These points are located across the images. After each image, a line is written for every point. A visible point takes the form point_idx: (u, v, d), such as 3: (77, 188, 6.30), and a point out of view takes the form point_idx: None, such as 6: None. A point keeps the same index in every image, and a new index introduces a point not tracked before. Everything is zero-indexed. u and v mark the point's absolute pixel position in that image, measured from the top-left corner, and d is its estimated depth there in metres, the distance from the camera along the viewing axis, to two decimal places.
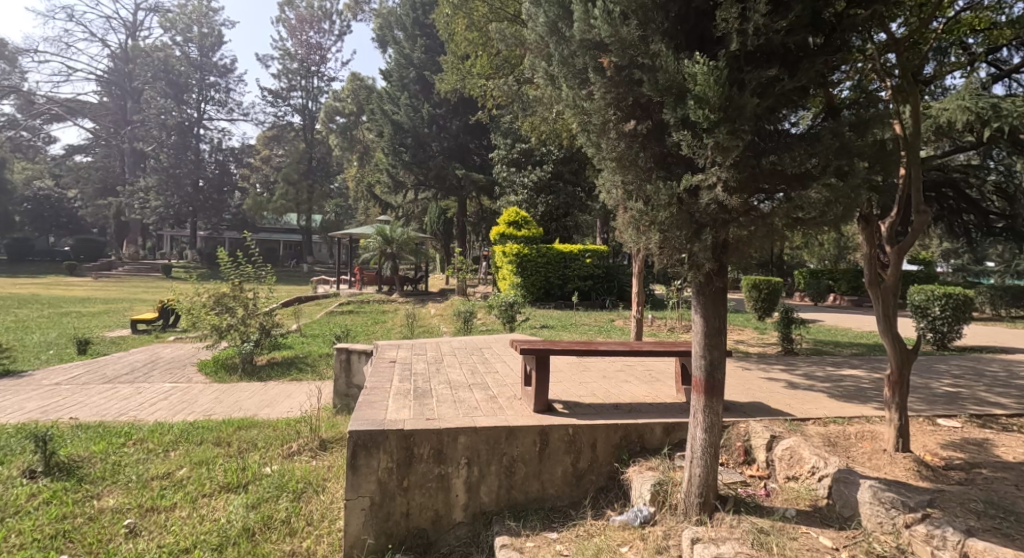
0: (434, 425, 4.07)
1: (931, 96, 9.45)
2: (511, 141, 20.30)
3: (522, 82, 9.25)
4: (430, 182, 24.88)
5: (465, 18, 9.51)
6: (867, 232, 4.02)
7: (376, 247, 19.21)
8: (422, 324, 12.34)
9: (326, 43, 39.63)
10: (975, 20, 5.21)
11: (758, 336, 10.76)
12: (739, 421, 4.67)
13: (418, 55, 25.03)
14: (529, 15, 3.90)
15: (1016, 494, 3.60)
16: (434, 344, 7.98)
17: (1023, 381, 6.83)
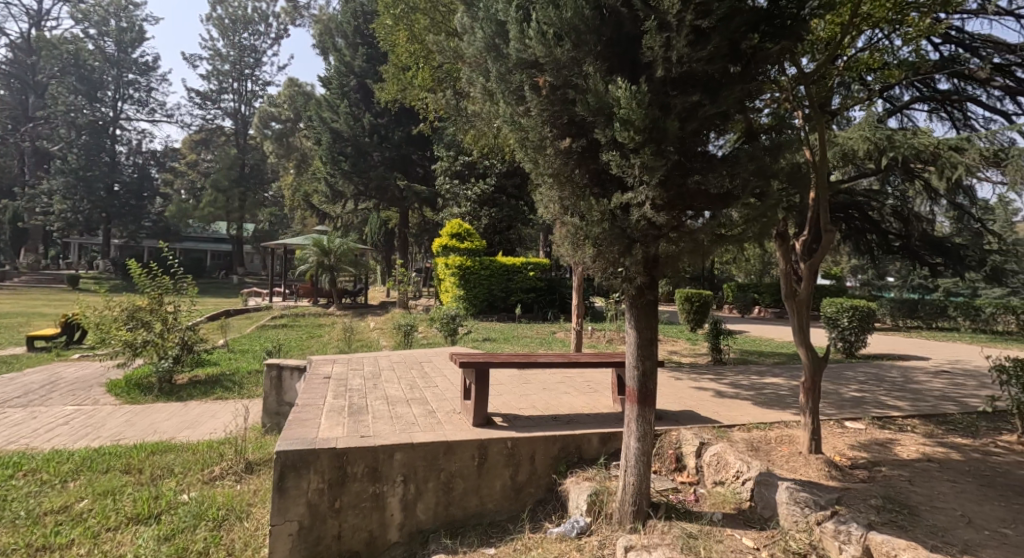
0: (369, 443, 3.94)
1: (842, 125, 10.00)
2: (453, 153, 20.33)
3: (464, 95, 9.17)
4: (371, 193, 24.30)
5: (406, 31, 9.42)
6: (784, 249, 4.41)
7: (313, 259, 18.45)
8: (360, 339, 11.90)
9: (260, 45, 37.83)
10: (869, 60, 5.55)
11: (690, 346, 11.27)
12: (671, 429, 4.87)
13: (359, 63, 24.27)
14: (470, 32, 3.96)
15: (910, 489, 3.97)
16: (372, 358, 7.73)
17: (917, 385, 7.56)
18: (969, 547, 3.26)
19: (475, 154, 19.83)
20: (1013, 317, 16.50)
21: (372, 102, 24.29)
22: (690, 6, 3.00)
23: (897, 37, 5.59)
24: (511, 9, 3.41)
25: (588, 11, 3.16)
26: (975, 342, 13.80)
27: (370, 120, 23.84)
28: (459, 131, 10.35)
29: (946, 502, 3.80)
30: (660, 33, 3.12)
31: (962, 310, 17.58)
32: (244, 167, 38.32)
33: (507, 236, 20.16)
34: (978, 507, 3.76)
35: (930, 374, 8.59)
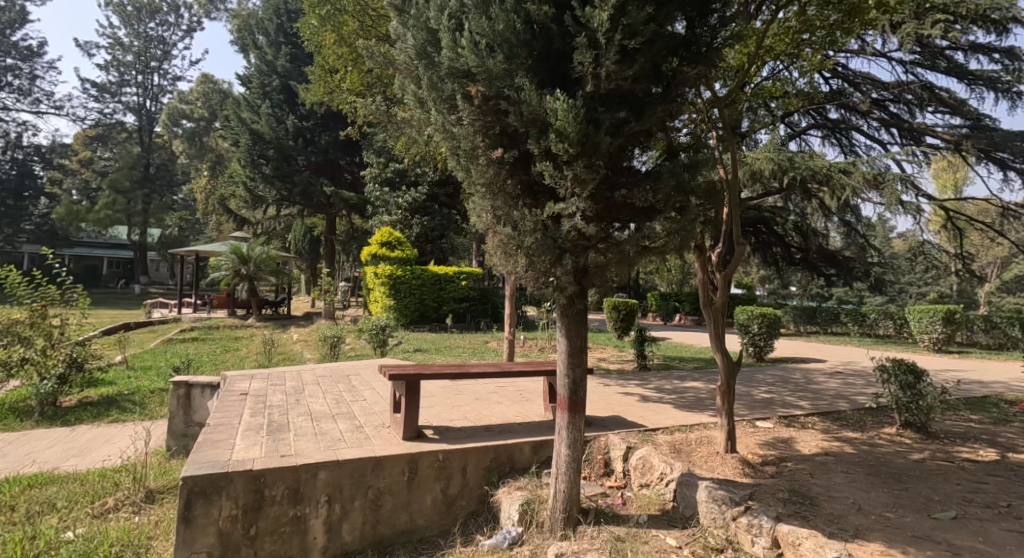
0: (289, 462, 3.81)
1: (750, 147, 10.79)
2: (384, 159, 18.79)
3: (394, 102, 8.86)
4: (295, 199, 23.06)
5: (333, 33, 9.01)
6: (701, 259, 4.71)
7: (229, 267, 17.12)
8: (282, 352, 11.21)
9: (170, 37, 34.82)
10: (772, 88, 5.98)
11: (617, 353, 11.62)
12: (600, 434, 4.99)
13: (282, 63, 22.71)
14: (401, 39, 3.92)
15: (812, 482, 4.31)
16: (294, 372, 7.32)
17: (817, 385, 8.24)
18: (859, 532, 3.58)
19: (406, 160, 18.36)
20: (892, 323, 18.37)
21: (299, 103, 22.69)
22: (618, 27, 3.13)
23: (795, 69, 6.05)
24: (444, 16, 3.39)
25: (519, 25, 3.22)
26: (863, 346, 15.23)
27: (295, 122, 22.01)
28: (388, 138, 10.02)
29: (841, 491, 4.16)
30: (589, 50, 3.22)
31: (852, 317, 19.28)
32: (149, 168, 33.92)
33: (439, 244, 18.91)
34: (867, 494, 4.15)
35: (828, 374, 9.40)
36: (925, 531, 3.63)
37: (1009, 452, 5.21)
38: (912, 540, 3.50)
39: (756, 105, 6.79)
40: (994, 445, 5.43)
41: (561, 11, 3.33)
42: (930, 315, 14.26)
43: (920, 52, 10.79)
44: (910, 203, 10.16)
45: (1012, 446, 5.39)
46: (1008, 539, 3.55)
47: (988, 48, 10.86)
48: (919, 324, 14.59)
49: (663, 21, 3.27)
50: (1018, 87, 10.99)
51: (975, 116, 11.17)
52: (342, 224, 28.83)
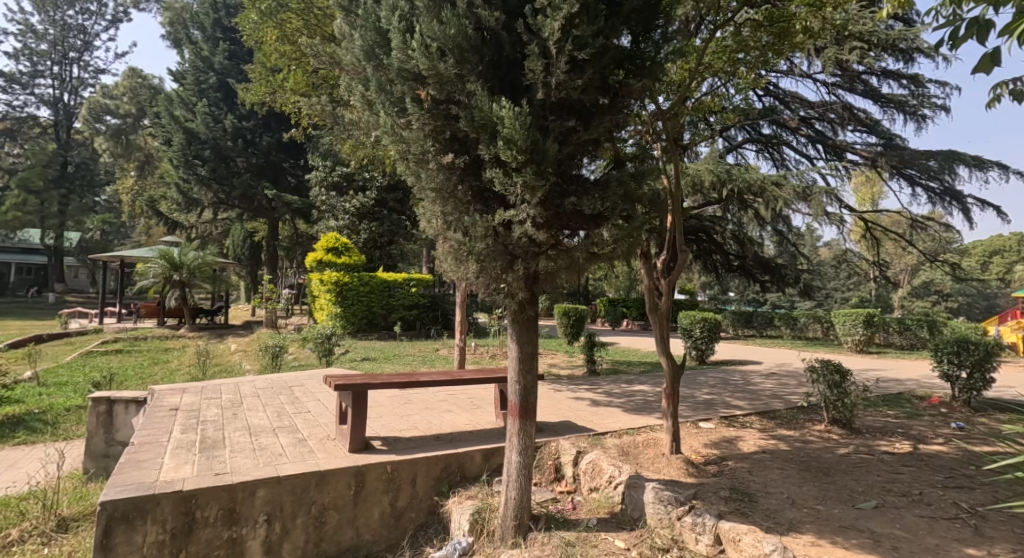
0: (223, 481, 3.68)
1: (690, 158, 11.21)
2: (331, 162, 18.08)
3: (341, 103, 8.56)
4: (233, 202, 21.97)
5: (276, 29, 8.72)
6: (647, 265, 4.96)
7: (158, 273, 15.97)
8: (219, 363, 10.65)
9: (92, 26, 32.47)
10: (712, 104, 6.22)
11: (568, 359, 11.76)
12: (550, 440, 5.05)
13: (218, 60, 21.60)
14: (349, 40, 3.84)
15: (751, 479, 4.49)
16: (232, 384, 6.96)
17: (755, 386, 8.63)
18: (793, 525, 3.76)
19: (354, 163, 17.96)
20: (819, 326, 19.50)
21: (237, 102, 21.69)
22: (568, 38, 3.16)
23: (732, 86, 6.30)
24: (394, 18, 3.34)
25: (470, 31, 3.21)
26: (794, 348, 16.09)
27: (233, 121, 20.91)
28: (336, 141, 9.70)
29: (776, 487, 4.36)
30: (540, 58, 3.24)
31: (784, 321, 20.36)
32: (66, 166, 31.43)
33: (388, 251, 18.42)
34: (800, 488, 4.37)
35: (765, 376, 9.87)
36: (850, 520, 3.85)
37: (922, 444, 5.62)
38: (839, 530, 3.70)
39: (698, 119, 7.06)
40: (909, 438, 5.85)
41: (513, 19, 3.35)
42: (852, 318, 15.27)
43: (840, 75, 11.56)
44: (834, 214, 10.83)
45: (924, 438, 5.82)
46: (921, 524, 3.82)
47: (898, 74, 11.79)
48: (843, 326, 15.55)
49: (610, 34, 3.34)
50: (924, 110, 11.94)
51: (888, 135, 12.05)
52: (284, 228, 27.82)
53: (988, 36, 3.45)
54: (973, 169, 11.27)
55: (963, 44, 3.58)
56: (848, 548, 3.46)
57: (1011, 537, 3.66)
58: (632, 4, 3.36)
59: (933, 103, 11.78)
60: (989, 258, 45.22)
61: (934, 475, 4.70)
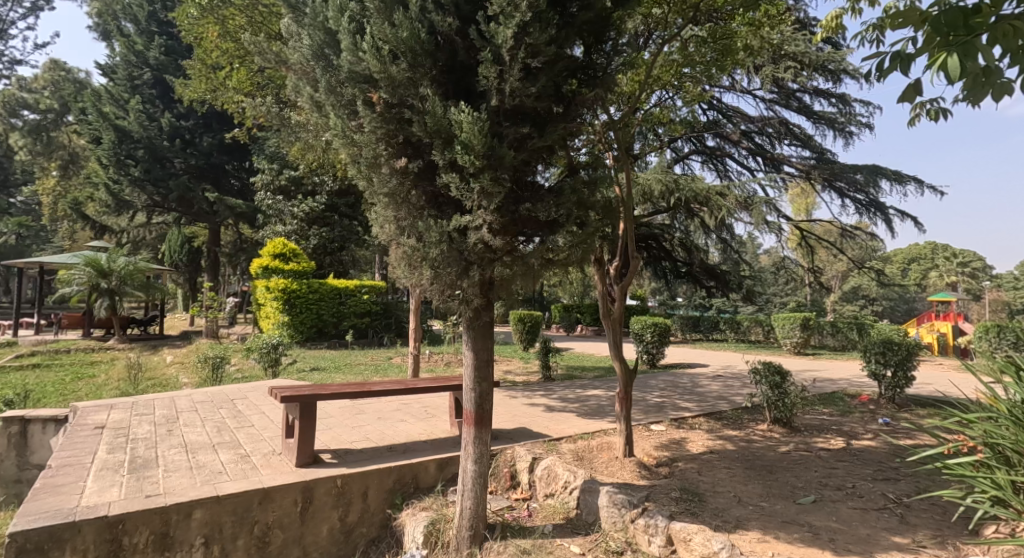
0: (155, 505, 3.52)
1: (640, 167, 11.44)
2: (277, 165, 17.50)
3: (286, 103, 8.31)
4: (170, 206, 21.00)
5: (217, 26, 8.42)
6: (601, 271, 5.08)
7: (84, 282, 14.98)
8: (152, 377, 10.07)
9: (10, 15, 30.42)
10: (659, 115, 6.38)
11: (523, 365, 11.78)
12: (506, 447, 5.05)
13: (154, 55, 20.48)
14: (297, 40, 3.75)
15: (700, 479, 4.61)
16: (169, 399, 6.62)
17: (702, 388, 8.88)
18: (740, 522, 3.86)
19: (302, 167, 17.39)
20: (761, 329, 20.26)
21: (174, 100, 20.75)
22: (521, 45, 3.17)
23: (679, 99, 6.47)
24: (343, 18, 3.28)
25: (423, 34, 3.18)
26: (739, 350, 16.65)
27: (170, 120, 19.94)
28: (281, 143, 9.40)
29: (723, 486, 4.47)
30: (494, 65, 3.24)
31: (729, 325, 21.07)
32: None
33: (339, 257, 18.04)
34: (745, 486, 4.49)
35: (711, 378, 10.16)
36: (791, 515, 3.99)
37: (854, 439, 5.91)
38: (782, 525, 3.83)
39: (647, 129, 7.21)
40: (842, 434, 6.15)
41: (467, 23, 3.33)
42: (790, 322, 15.93)
43: (777, 92, 12.07)
44: (773, 222, 11.27)
45: (856, 434, 6.12)
46: (855, 516, 4.00)
47: (828, 93, 12.40)
48: (782, 330, 16.19)
49: (563, 43, 3.37)
50: (851, 127, 12.63)
51: (820, 149, 12.67)
52: (227, 233, 26.80)
53: (911, 67, 3.64)
54: (894, 182, 11.99)
55: (890, 74, 3.76)
56: (791, 543, 3.58)
57: (933, 523, 3.87)
58: (585, 14, 3.40)
59: (859, 120, 12.47)
60: (908, 264, 48.51)
61: (866, 469, 4.94)
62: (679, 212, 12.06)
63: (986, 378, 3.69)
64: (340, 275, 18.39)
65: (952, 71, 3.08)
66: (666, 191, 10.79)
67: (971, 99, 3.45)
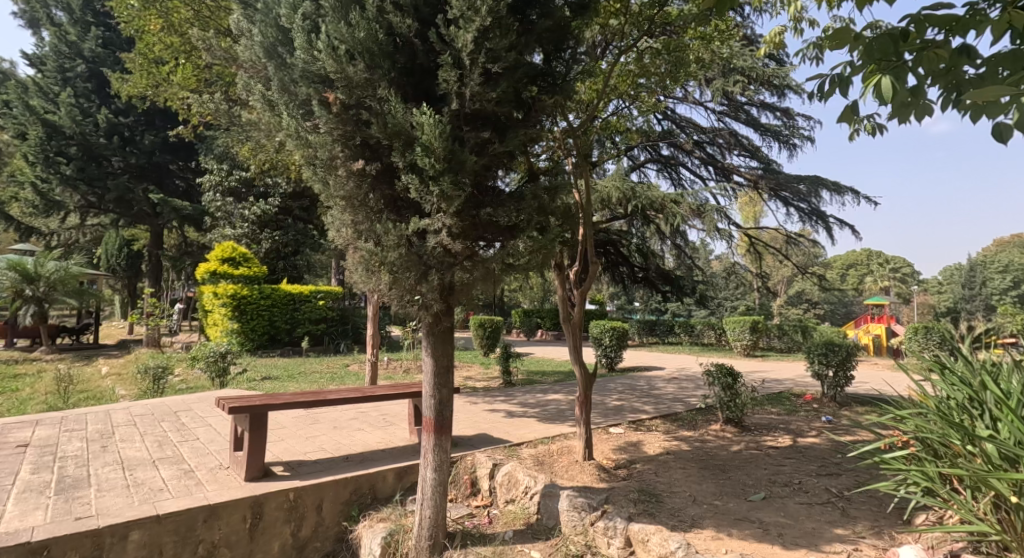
0: (85, 527, 3.35)
1: (598, 174, 11.57)
2: (227, 166, 16.89)
3: (235, 101, 8.02)
4: (108, 207, 19.85)
5: (161, 18, 8.09)
6: (561, 277, 5.14)
7: (8, 288, 14.06)
8: (85, 390, 9.51)
9: None
10: (616, 123, 6.48)
11: (483, 371, 11.71)
12: (466, 454, 5.01)
13: (89, 47, 19.15)
14: (248, 37, 3.66)
15: (657, 480, 4.68)
16: (105, 412, 6.29)
17: (658, 391, 9.03)
18: (695, 521, 3.93)
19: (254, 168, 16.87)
20: (713, 332, 20.81)
21: (112, 95, 19.46)
22: (482, 50, 3.16)
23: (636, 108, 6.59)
24: (297, 16, 3.23)
25: (381, 35, 3.14)
26: (693, 353, 17.04)
27: (106, 117, 18.69)
28: (229, 142, 9.06)
29: (679, 486, 4.55)
30: (454, 68, 3.23)
31: (684, 328, 21.54)
32: None
33: (292, 261, 17.59)
34: (700, 486, 4.58)
35: (667, 380, 10.36)
36: (743, 512, 4.09)
37: (800, 437, 6.12)
38: (735, 523, 3.92)
39: (604, 137, 7.30)
40: (789, 432, 6.36)
41: (426, 26, 3.31)
42: (741, 324, 16.43)
43: (727, 104, 12.43)
44: (725, 230, 11.59)
45: (802, 432, 6.34)
46: (801, 510, 4.13)
47: (773, 107, 12.84)
48: (733, 332, 16.66)
49: (523, 50, 3.38)
50: (794, 140, 13.15)
51: (767, 160, 13.13)
52: (171, 236, 25.71)
53: (850, 89, 3.88)
54: (833, 193, 12.49)
55: (830, 96, 4.01)
56: (743, 539, 3.67)
57: (871, 515, 4.04)
58: (545, 22, 3.43)
59: (801, 133, 12.97)
60: (847, 270, 50.79)
61: (811, 465, 5.12)
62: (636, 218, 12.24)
63: (914, 375, 3.90)
64: (294, 280, 17.92)
65: (884, 92, 3.33)
66: (624, 198, 10.93)
67: (899, 121, 3.73)
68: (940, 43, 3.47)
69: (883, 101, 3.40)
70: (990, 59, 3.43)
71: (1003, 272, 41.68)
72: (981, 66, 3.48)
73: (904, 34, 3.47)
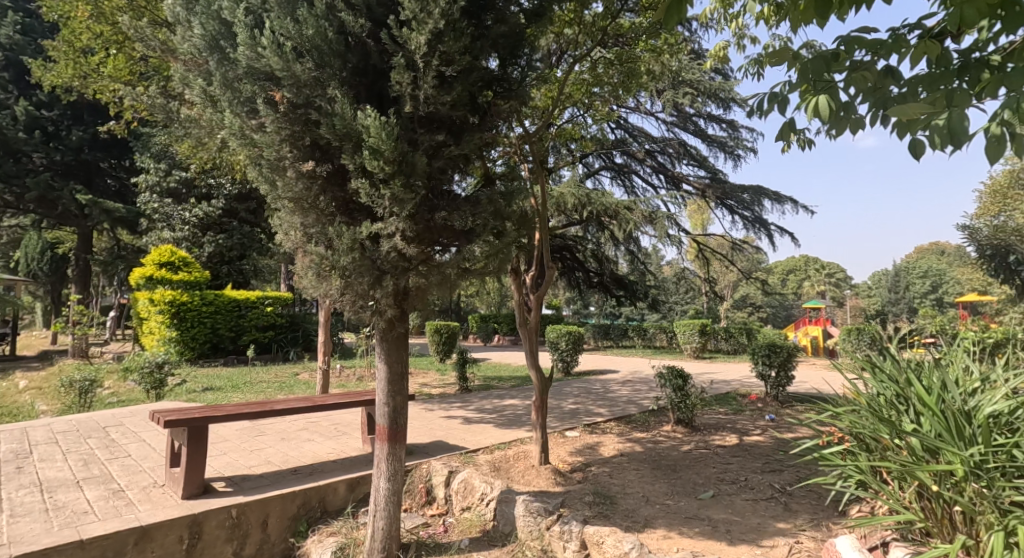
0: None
1: (554, 180, 11.66)
2: (165, 165, 16.17)
3: (171, 94, 7.67)
4: (29, 207, 18.35)
5: (89, 6, 7.67)
6: (517, 282, 5.15)
7: None
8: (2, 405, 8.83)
9: None
10: (571, 130, 6.54)
11: (439, 377, 11.59)
12: (421, 463, 4.94)
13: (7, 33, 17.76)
14: (187, 30, 3.52)
15: (612, 482, 4.72)
16: (23, 430, 5.89)
17: (612, 393, 9.17)
18: (648, 521, 3.99)
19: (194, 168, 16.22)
20: (664, 335, 21.31)
21: (33, 86, 18.07)
22: (435, 52, 3.14)
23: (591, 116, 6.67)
24: (240, 11, 3.15)
25: (331, 33, 3.08)
26: (646, 356, 17.42)
27: (27, 109, 17.34)
28: (165, 138, 8.65)
29: (633, 487, 4.62)
30: (406, 71, 3.19)
31: (637, 332, 21.95)
32: None
33: (238, 266, 17.00)
34: (652, 486, 4.65)
35: (621, 383, 10.52)
36: (694, 510, 4.17)
37: (746, 435, 6.32)
38: (686, 521, 4.00)
39: (559, 144, 7.34)
40: (736, 430, 6.55)
41: (378, 26, 3.26)
42: (690, 328, 16.87)
43: (677, 115, 12.77)
44: (675, 236, 11.87)
45: (747, 430, 6.55)
46: (747, 506, 4.25)
47: (719, 118, 13.27)
48: (684, 335, 17.09)
49: (477, 54, 3.37)
50: (739, 151, 13.62)
51: (713, 169, 13.56)
52: (102, 239, 24.34)
53: (787, 107, 4.06)
54: (774, 202, 13.00)
55: (769, 113, 4.17)
56: (693, 537, 3.74)
57: (811, 508, 4.20)
58: (499, 27, 3.43)
59: (745, 145, 13.45)
60: (788, 275, 52.99)
61: (756, 462, 5.29)
62: (591, 224, 12.37)
63: (848, 374, 4.07)
64: (239, 285, 17.31)
65: (820, 110, 3.49)
66: (579, 203, 11.07)
67: (834, 134, 3.91)
68: (868, 63, 3.67)
69: (819, 119, 3.56)
70: (911, 79, 3.63)
71: (927, 277, 44.60)
72: (903, 86, 3.67)
73: (835, 55, 3.68)
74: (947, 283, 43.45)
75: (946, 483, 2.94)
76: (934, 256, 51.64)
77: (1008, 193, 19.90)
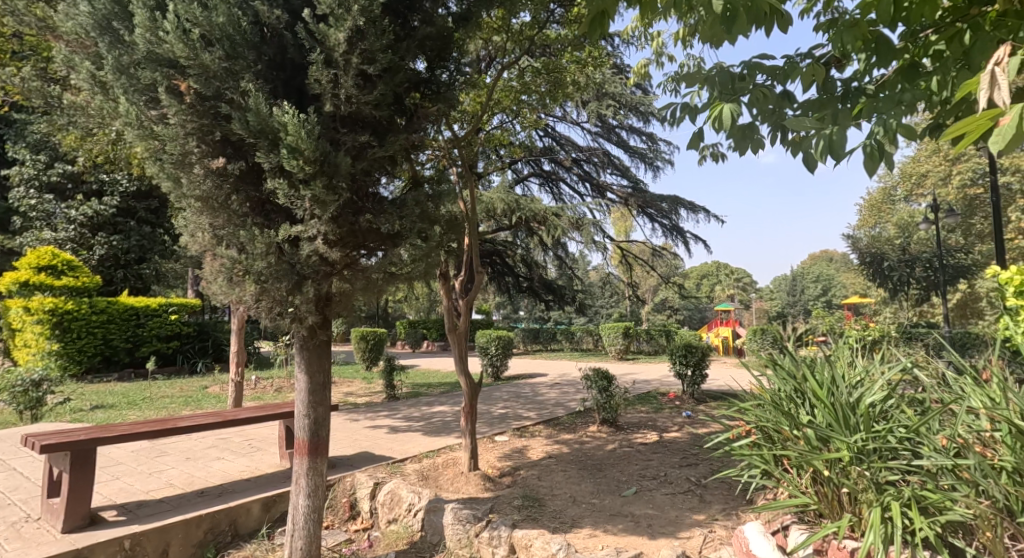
0: None
1: (483, 185, 11.64)
2: (46, 158, 14.75)
3: (52, 80, 7.02)
4: None
5: None
6: (445, 287, 5.08)
7: None
8: None
9: None
10: (500, 136, 6.54)
11: (365, 385, 11.25)
12: (346, 475, 4.76)
13: None
14: (72, 9, 3.22)
15: (540, 485, 4.75)
16: None
17: (540, 397, 9.24)
18: (574, 521, 4.03)
19: (82, 162, 14.93)
20: (591, 338, 21.83)
21: None
22: (356, 50, 3.04)
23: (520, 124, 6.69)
24: None
25: (245, 23, 2.93)
26: (573, 359, 17.74)
27: None
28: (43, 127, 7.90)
29: (560, 488, 4.66)
30: (326, 68, 3.08)
31: (565, 335, 22.37)
32: None
33: (137, 270, 15.78)
34: (578, 486, 4.72)
35: (550, 386, 10.64)
36: (617, 508, 4.26)
37: (666, 432, 6.55)
38: (610, 519, 4.07)
39: (488, 150, 7.33)
40: (658, 428, 6.78)
41: (296, 18, 3.13)
42: (615, 331, 17.37)
43: (602, 126, 13.12)
44: (600, 242, 12.16)
45: (668, 428, 6.79)
46: (667, 501, 4.39)
47: (639, 131, 13.76)
48: (609, 338, 17.56)
49: (403, 55, 3.30)
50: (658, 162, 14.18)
51: (635, 179, 14.05)
52: None
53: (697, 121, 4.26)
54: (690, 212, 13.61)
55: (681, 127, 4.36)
56: (617, 534, 3.81)
57: (723, 498, 4.40)
58: (425, 28, 3.39)
59: (664, 157, 14.02)
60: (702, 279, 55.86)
61: (676, 457, 5.49)
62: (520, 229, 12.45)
63: (756, 372, 4.31)
64: (139, 291, 16.08)
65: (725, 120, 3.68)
66: (510, 209, 11.06)
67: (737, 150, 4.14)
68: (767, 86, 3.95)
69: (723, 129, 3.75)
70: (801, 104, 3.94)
71: (820, 281, 48.58)
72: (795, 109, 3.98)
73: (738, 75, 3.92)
74: (837, 287, 47.50)
75: (837, 468, 3.15)
76: (825, 262, 56.22)
77: (883, 207, 21.96)
